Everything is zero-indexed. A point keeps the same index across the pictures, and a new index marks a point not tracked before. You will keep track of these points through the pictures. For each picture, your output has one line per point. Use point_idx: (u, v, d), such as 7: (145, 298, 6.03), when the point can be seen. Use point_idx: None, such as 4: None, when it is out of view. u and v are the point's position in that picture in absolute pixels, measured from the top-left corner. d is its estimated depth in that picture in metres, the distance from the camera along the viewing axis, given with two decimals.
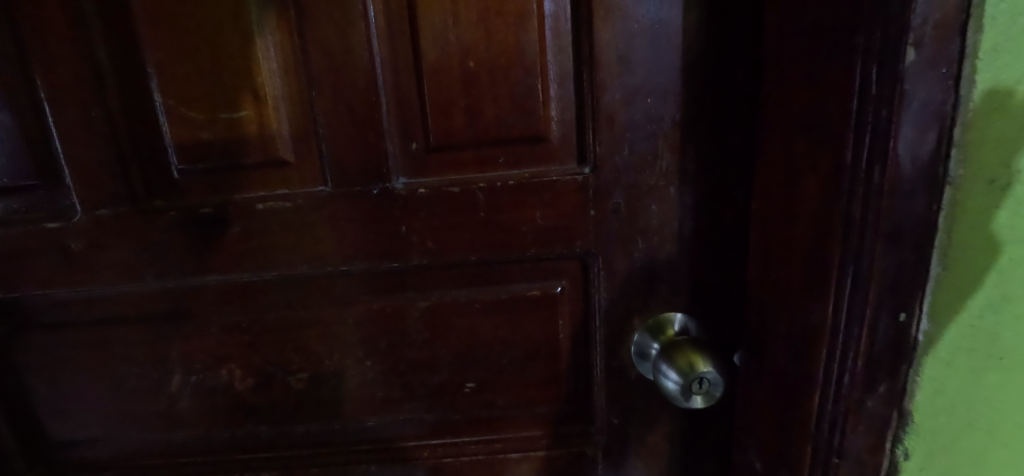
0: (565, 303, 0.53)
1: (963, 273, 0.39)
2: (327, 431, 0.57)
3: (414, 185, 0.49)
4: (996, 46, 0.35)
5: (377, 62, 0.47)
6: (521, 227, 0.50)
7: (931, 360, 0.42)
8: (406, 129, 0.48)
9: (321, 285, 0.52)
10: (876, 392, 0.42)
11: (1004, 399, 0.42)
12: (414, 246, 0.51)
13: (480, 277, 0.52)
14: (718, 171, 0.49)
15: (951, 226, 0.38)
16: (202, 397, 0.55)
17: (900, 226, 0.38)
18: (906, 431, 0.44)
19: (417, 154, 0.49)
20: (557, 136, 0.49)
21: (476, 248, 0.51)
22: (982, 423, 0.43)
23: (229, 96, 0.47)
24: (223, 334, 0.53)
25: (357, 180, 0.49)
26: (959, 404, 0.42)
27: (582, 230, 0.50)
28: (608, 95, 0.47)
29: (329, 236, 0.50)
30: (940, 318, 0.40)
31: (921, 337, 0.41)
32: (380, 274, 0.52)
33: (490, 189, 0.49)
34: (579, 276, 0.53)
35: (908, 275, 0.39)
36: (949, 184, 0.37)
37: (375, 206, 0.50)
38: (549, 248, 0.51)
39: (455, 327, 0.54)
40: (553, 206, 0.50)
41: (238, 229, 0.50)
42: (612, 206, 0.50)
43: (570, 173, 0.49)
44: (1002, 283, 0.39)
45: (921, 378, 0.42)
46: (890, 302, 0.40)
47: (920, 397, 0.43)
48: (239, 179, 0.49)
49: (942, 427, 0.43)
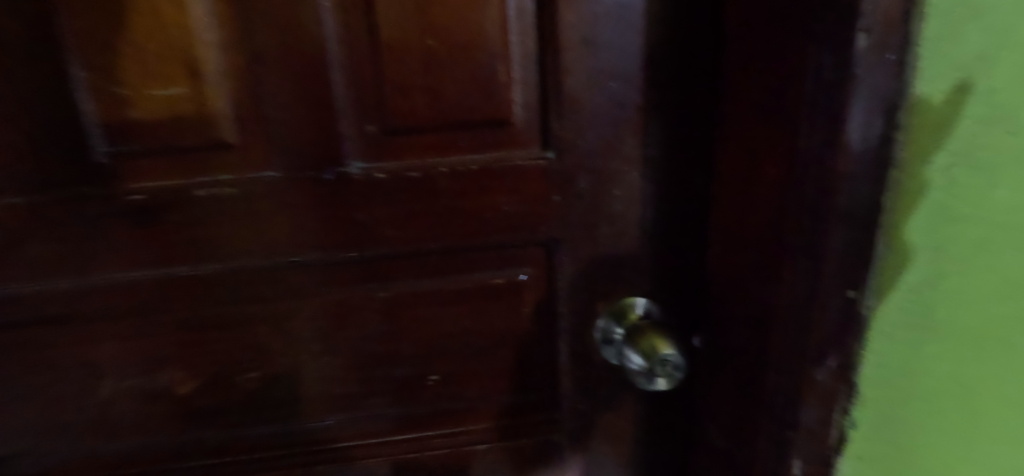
0: (530, 290, 0.53)
1: (905, 251, 0.42)
2: (283, 433, 0.54)
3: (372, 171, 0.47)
4: (937, 33, 0.36)
5: (329, 36, 0.43)
6: (485, 214, 0.49)
7: (875, 333, 0.44)
8: (361, 109, 0.45)
9: (270, 278, 0.49)
10: (828, 368, 0.44)
11: (942, 371, 0.45)
12: (372, 234, 0.48)
13: (443, 267, 0.50)
14: (679, 154, 0.50)
15: (896, 206, 0.41)
16: (139, 403, 0.51)
17: (852, 207, 0.40)
18: (853, 402, 0.47)
19: (374, 136, 0.46)
20: (520, 119, 0.48)
21: (437, 235, 0.49)
22: (923, 393, 0.46)
23: (160, 69, 0.42)
24: (161, 333, 0.49)
25: (309, 164, 0.46)
26: (902, 376, 0.45)
27: (547, 215, 0.50)
28: (572, 78, 0.46)
29: (280, 225, 0.47)
30: (883, 293, 0.43)
31: (868, 312, 0.44)
32: (336, 265, 0.49)
33: (452, 173, 0.47)
34: (543, 264, 0.52)
35: (857, 255, 0.41)
36: (894, 166, 0.39)
37: (328, 193, 0.47)
38: (513, 234, 0.50)
39: (416, 319, 0.52)
40: (517, 191, 0.49)
41: (175, 218, 0.46)
42: (577, 191, 0.49)
43: (534, 158, 0.48)
44: (940, 261, 0.41)
45: (865, 351, 0.45)
46: (841, 282, 0.42)
47: (865, 369, 0.46)
48: (178, 163, 0.45)
49: (887, 397, 0.46)
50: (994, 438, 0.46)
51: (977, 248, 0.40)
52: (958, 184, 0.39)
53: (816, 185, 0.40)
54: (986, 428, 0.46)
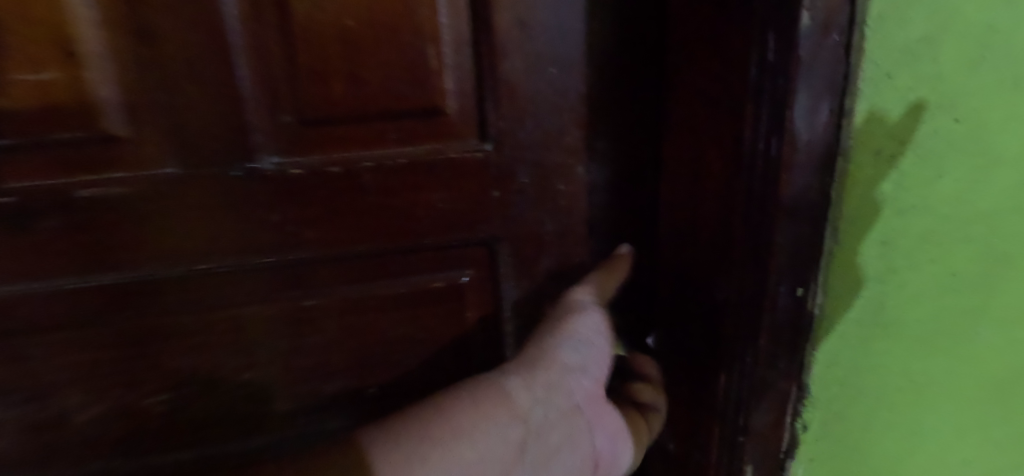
0: (471, 292, 0.49)
1: (856, 247, 0.40)
2: (201, 460, 0.49)
3: (284, 167, 0.42)
4: (884, 13, 0.34)
5: (232, 13, 0.38)
6: (418, 212, 0.45)
7: (827, 333, 0.42)
8: (273, 96, 0.40)
9: (176, 287, 0.43)
10: (777, 369, 0.43)
11: (887, 365, 0.44)
12: (291, 236, 0.43)
13: (374, 270, 0.46)
14: (623, 145, 0.47)
15: (844, 199, 0.38)
16: (26, 435, 0.45)
17: (799, 201, 0.38)
18: (804, 404, 0.45)
19: (290, 127, 0.41)
20: (454, 108, 0.43)
21: (365, 236, 0.45)
22: (870, 389, 0.45)
23: (25, 49, 0.36)
24: (46, 356, 0.43)
25: (214, 159, 0.41)
26: (851, 374, 0.44)
27: (487, 213, 0.46)
28: (509, 63, 0.42)
29: (181, 228, 0.42)
30: (835, 291, 0.41)
31: (818, 310, 0.41)
32: (252, 272, 0.44)
33: (379, 168, 0.43)
34: (486, 264, 0.48)
35: (806, 251, 0.39)
36: (841, 155, 0.37)
37: (239, 192, 0.41)
38: (451, 233, 0.46)
39: (348, 327, 0.47)
40: (453, 187, 0.45)
41: (55, 224, 0.40)
42: (518, 186, 0.46)
43: (470, 150, 0.44)
44: (888, 255, 0.40)
45: (818, 352, 0.43)
46: (789, 279, 0.40)
47: (817, 369, 0.44)
48: (55, 160, 0.39)
49: (837, 397, 0.45)
50: (922, 422, 0.47)
51: (920, 241, 0.40)
52: (904, 176, 0.38)
53: (763, 178, 0.37)
54: (918, 414, 0.47)
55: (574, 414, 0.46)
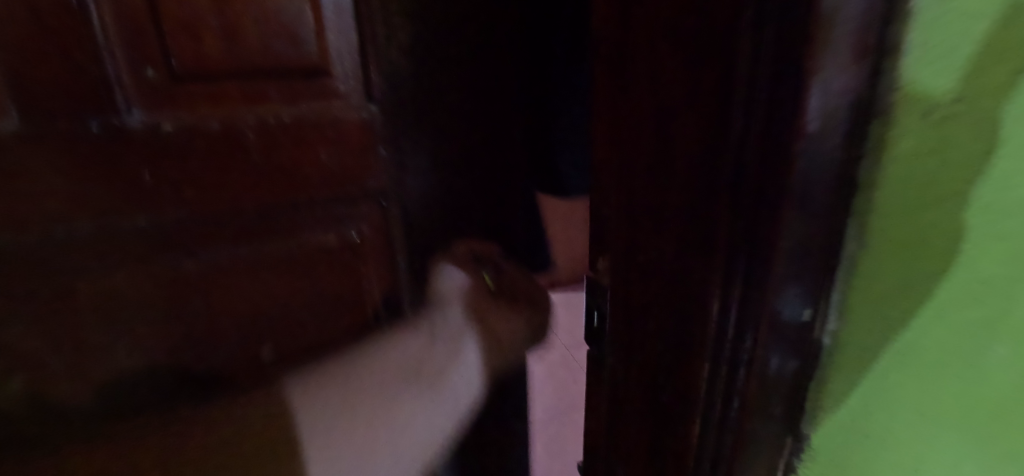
0: (367, 250, 0.64)
1: (888, 225, 0.19)
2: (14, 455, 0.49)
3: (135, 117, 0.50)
4: None
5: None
6: (305, 168, 0.58)
7: (845, 361, 0.22)
8: (136, 53, 0.48)
9: (37, 230, 0.49)
10: (772, 418, 0.23)
11: (961, 422, 0.22)
12: (165, 194, 0.53)
13: (263, 229, 0.58)
14: (431, 103, 0.61)
15: (890, 136, 0.18)
16: None
17: (817, 166, 0.18)
18: (802, 459, 0.25)
19: (155, 82, 0.50)
20: (336, 69, 0.56)
21: (259, 198, 0.57)
22: (932, 461, 0.23)
23: None
24: None
25: (64, 107, 0.47)
26: (887, 432, 0.23)
27: (371, 168, 0.61)
28: (331, 36, 0.55)
29: (42, 178, 0.48)
30: (878, 302, 0.20)
31: (829, 337, 0.22)
32: (156, 237, 0.54)
33: (262, 125, 0.55)
34: (379, 225, 0.64)
35: (818, 248, 0.20)
36: (882, 109, 0.18)
37: (107, 150, 0.49)
38: (324, 188, 0.59)
39: (242, 288, 0.59)
40: (338, 142, 0.58)
41: None
42: (386, 147, 0.61)
43: (353, 108, 0.58)
44: (973, 232, 0.19)
45: (827, 388, 0.23)
46: (789, 317, 0.21)
47: (818, 405, 0.23)
48: None
49: (865, 465, 0.24)
50: None
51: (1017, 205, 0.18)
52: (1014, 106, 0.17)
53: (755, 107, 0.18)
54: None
55: (454, 348, 0.52)
